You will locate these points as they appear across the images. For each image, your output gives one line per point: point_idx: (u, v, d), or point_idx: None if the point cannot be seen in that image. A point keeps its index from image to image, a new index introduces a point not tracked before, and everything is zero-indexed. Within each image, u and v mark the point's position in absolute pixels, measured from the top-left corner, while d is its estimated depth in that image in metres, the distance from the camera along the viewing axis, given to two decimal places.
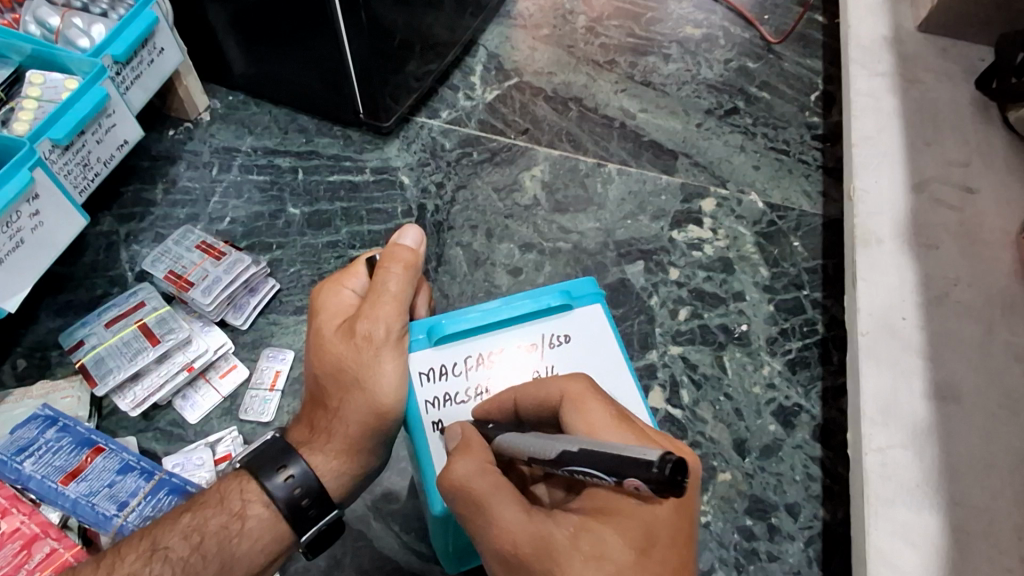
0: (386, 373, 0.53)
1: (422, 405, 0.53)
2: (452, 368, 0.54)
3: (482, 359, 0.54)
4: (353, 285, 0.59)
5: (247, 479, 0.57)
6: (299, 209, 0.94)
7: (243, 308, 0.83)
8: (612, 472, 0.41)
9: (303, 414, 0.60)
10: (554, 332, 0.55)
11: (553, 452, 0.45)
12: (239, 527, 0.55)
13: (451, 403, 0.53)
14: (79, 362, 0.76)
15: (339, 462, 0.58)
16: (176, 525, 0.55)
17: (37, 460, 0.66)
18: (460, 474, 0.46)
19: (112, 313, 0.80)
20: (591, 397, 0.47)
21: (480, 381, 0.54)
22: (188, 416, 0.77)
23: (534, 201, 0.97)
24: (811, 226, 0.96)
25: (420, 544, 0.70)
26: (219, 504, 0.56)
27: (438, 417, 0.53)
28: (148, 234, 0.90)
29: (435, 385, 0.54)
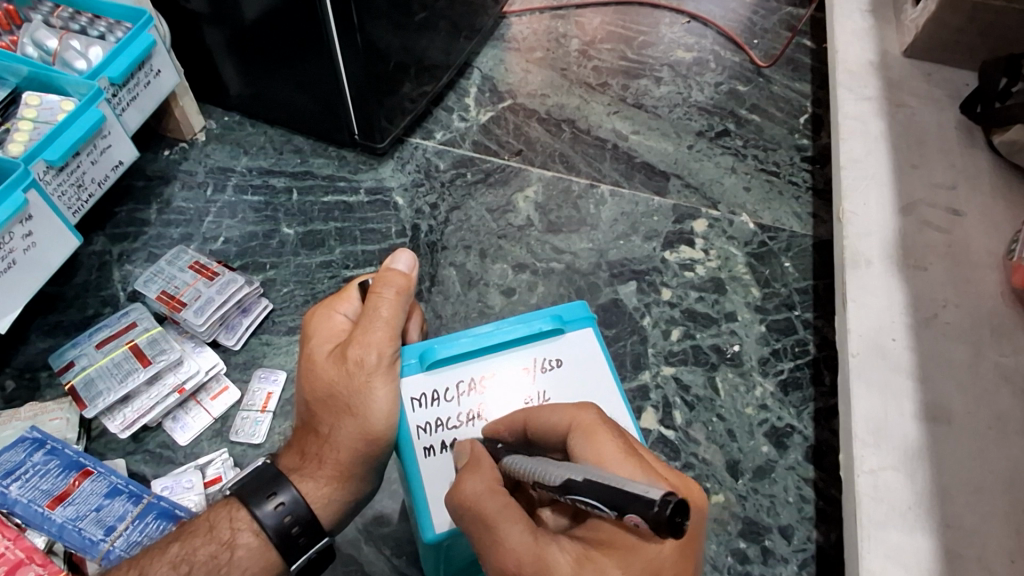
0: (377, 399, 0.53)
1: (414, 430, 0.53)
2: (444, 393, 0.54)
3: (473, 384, 0.54)
4: (345, 310, 0.59)
5: (237, 506, 0.56)
6: (294, 229, 0.94)
7: (234, 329, 0.83)
8: (615, 506, 0.41)
9: (294, 440, 0.60)
10: (546, 356, 0.55)
11: (558, 478, 0.44)
12: (227, 557, 0.54)
13: (443, 428, 0.53)
14: (69, 383, 0.76)
15: (329, 490, 0.57)
16: (164, 554, 0.54)
17: (24, 484, 0.65)
18: (468, 491, 0.46)
19: (103, 334, 0.80)
20: (603, 428, 0.47)
21: (473, 406, 0.54)
22: (177, 438, 0.76)
23: (528, 222, 0.98)
24: (802, 246, 0.97)
25: (411, 568, 0.70)
26: (208, 533, 0.55)
27: (431, 443, 0.53)
28: (141, 253, 0.90)
29: (426, 410, 0.54)
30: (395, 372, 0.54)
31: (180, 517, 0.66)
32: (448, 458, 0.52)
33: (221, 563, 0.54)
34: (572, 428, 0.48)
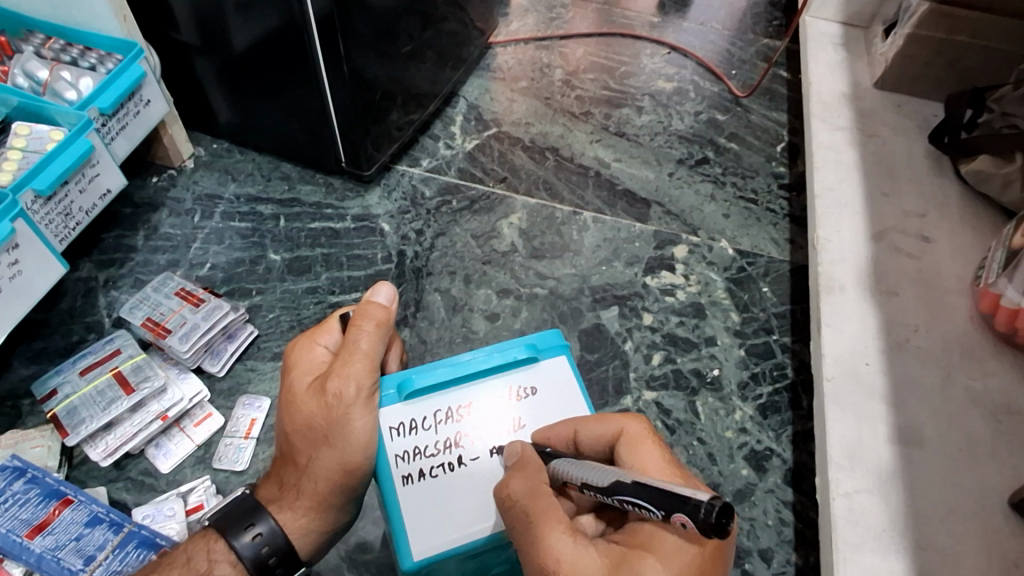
0: (354, 431, 0.53)
1: (392, 459, 0.54)
2: (422, 421, 0.55)
3: (451, 413, 0.56)
4: (326, 341, 0.59)
5: (216, 537, 0.55)
6: (280, 255, 0.95)
7: (220, 355, 0.83)
8: (662, 507, 0.42)
9: (274, 472, 0.60)
10: (521, 385, 0.57)
11: (606, 480, 0.46)
12: None
13: (421, 456, 0.54)
14: (51, 411, 0.75)
15: (306, 520, 0.57)
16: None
17: (3, 513, 0.65)
18: (515, 486, 0.48)
19: (87, 361, 0.79)
20: (647, 439, 0.50)
21: (450, 435, 0.55)
22: (160, 465, 0.76)
23: (512, 247, 1.00)
24: (779, 272, 0.99)
25: None
26: (185, 565, 0.54)
27: (408, 471, 0.53)
28: (127, 280, 0.90)
29: (405, 439, 0.55)
30: (375, 402, 0.55)
31: (160, 547, 0.66)
32: (424, 487, 0.53)
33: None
34: (619, 436, 0.51)
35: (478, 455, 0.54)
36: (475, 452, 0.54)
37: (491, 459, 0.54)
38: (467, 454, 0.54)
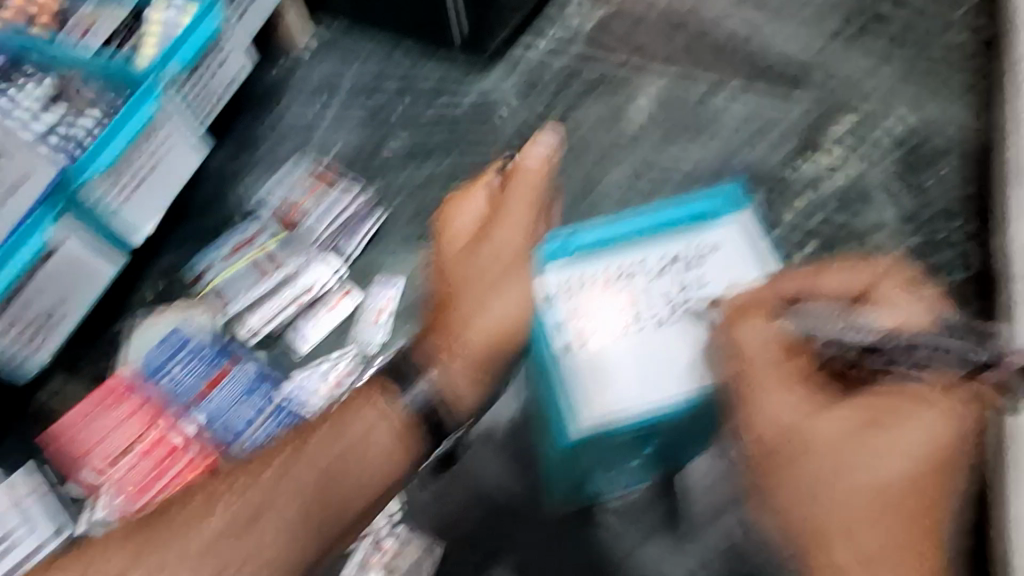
0: (505, 297, 0.62)
1: (562, 312, 0.60)
2: (591, 284, 0.61)
3: (628, 275, 0.61)
4: (480, 202, 0.68)
5: (374, 398, 0.63)
6: (402, 140, 0.92)
7: (355, 233, 0.85)
8: (965, 363, 0.50)
9: (433, 325, 0.66)
10: (683, 245, 0.61)
11: (851, 328, 0.54)
12: (362, 449, 0.61)
13: (593, 317, 0.60)
14: (207, 286, 0.83)
15: (462, 381, 0.63)
16: (299, 454, 0.60)
17: (180, 374, 0.76)
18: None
19: (232, 241, 0.84)
20: (900, 285, 0.56)
21: (618, 291, 0.60)
22: (301, 346, 0.81)
23: (644, 128, 0.91)
24: (966, 151, 0.84)
25: (527, 469, 0.72)
26: (344, 421, 0.62)
27: (578, 324, 0.60)
28: (258, 168, 0.92)
29: (574, 300, 0.60)
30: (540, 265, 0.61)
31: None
32: (601, 336, 0.59)
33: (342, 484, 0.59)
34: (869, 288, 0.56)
35: (656, 314, 0.60)
36: (652, 310, 0.60)
37: (659, 326, 0.59)
38: (641, 313, 0.60)
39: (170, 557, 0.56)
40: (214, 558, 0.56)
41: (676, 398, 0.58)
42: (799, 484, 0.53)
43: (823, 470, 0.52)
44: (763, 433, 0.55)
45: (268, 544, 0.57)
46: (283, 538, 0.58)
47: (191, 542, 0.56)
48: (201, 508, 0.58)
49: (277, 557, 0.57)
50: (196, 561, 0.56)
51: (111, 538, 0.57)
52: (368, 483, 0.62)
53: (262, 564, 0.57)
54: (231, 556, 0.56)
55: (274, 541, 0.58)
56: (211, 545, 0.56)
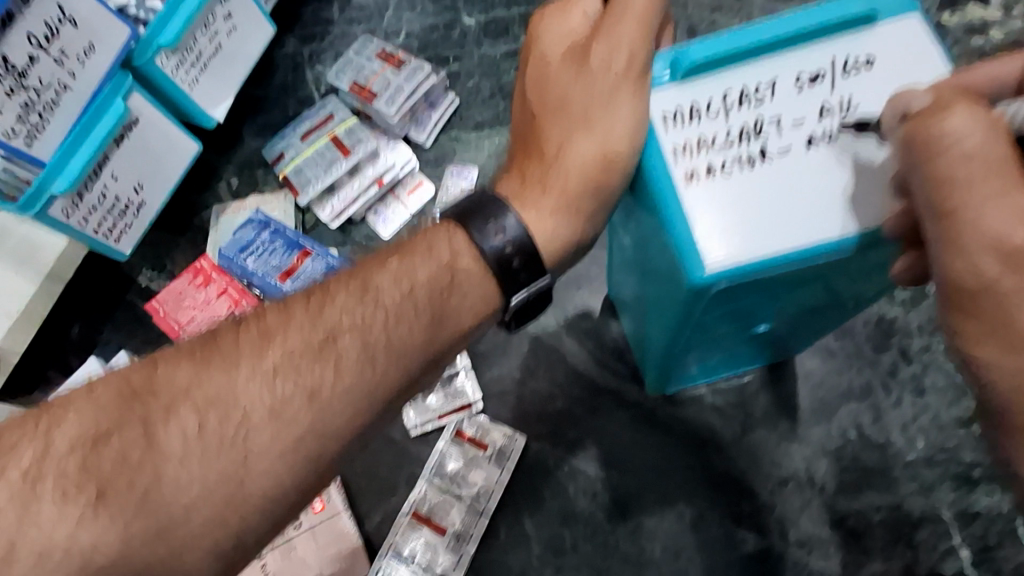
0: (619, 112, 0.39)
1: (669, 154, 0.38)
2: (707, 107, 0.39)
3: (749, 95, 0.39)
4: (584, 4, 0.42)
5: (454, 227, 0.42)
6: (474, 18, 0.85)
7: (424, 124, 0.79)
8: None
9: (510, 162, 0.45)
10: (850, 55, 0.39)
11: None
12: (448, 281, 0.41)
13: (708, 148, 0.38)
14: (283, 174, 0.77)
15: (553, 223, 0.42)
16: (380, 270, 0.41)
17: (258, 259, 0.71)
18: (947, 158, 0.32)
19: (305, 126, 0.78)
20: None
21: (747, 123, 0.38)
22: (381, 231, 0.77)
23: None
24: None
25: (616, 362, 0.66)
26: (427, 252, 0.42)
27: (693, 168, 0.38)
28: (329, 54, 0.87)
29: (687, 129, 0.39)
30: (650, 82, 0.40)
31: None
32: (723, 185, 0.37)
33: (440, 285, 0.41)
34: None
35: (784, 147, 0.38)
36: (782, 143, 0.38)
37: (808, 152, 0.38)
38: (772, 145, 0.38)
39: (153, 461, 0.34)
40: (198, 460, 0.35)
41: (850, 232, 0.36)
42: (1009, 307, 0.32)
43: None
44: (982, 262, 0.32)
45: (376, 357, 0.39)
46: (357, 391, 0.38)
47: (244, 405, 0.36)
48: (313, 294, 0.41)
49: (388, 348, 0.39)
50: (179, 461, 0.35)
51: (151, 360, 0.37)
52: (452, 335, 0.42)
53: (261, 459, 0.36)
54: (329, 377, 0.38)
55: (344, 398, 0.38)
56: (185, 446, 0.35)
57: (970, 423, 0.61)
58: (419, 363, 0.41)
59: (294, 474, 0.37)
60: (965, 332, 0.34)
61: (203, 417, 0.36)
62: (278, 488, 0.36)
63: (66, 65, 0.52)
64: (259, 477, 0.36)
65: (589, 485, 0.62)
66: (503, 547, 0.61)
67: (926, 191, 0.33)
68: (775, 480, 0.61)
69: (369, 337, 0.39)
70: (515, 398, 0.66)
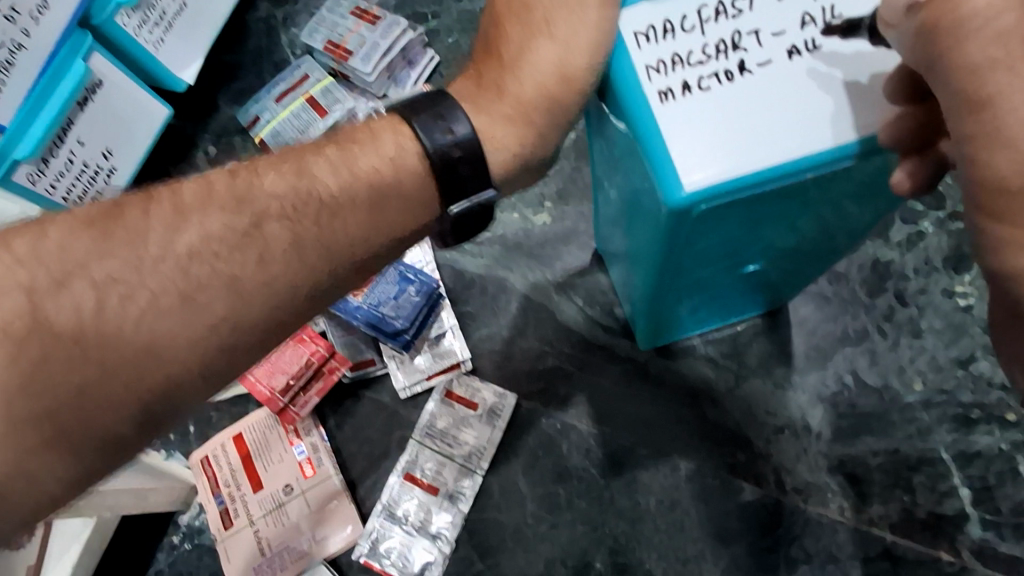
0: (585, 21, 0.33)
1: (640, 71, 0.32)
2: (680, 21, 0.32)
3: (726, 4, 0.32)
4: None
5: (401, 121, 0.36)
6: None
7: (403, 82, 0.76)
8: None
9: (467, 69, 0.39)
10: None
11: None
12: (391, 176, 0.35)
13: (685, 65, 0.32)
14: (258, 138, 0.75)
15: (503, 135, 0.36)
16: (319, 154, 0.35)
17: None
18: (981, 37, 0.25)
19: (280, 88, 0.76)
20: None
21: (728, 34, 0.32)
22: None
23: None
24: None
25: (606, 318, 0.64)
26: (371, 141, 0.35)
27: (668, 86, 0.31)
28: (304, 15, 0.84)
29: (659, 46, 0.32)
30: None
31: (414, 282, 0.63)
32: (701, 102, 0.31)
33: (387, 178, 0.35)
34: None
35: (770, 60, 0.32)
36: (765, 55, 0.32)
37: (793, 63, 0.32)
38: (753, 58, 0.32)
39: (38, 338, 0.29)
40: (91, 348, 0.29)
41: (845, 137, 0.31)
42: None
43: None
44: (1022, 155, 0.25)
45: (307, 249, 0.33)
46: (280, 286, 0.33)
47: (150, 288, 0.31)
48: (242, 167, 0.34)
49: (322, 240, 0.33)
50: (61, 342, 0.29)
51: (40, 220, 0.31)
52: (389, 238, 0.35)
53: (168, 347, 0.30)
54: (251, 264, 0.32)
55: (264, 292, 0.32)
56: (76, 326, 0.29)
57: (967, 367, 0.60)
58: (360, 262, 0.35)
59: (205, 365, 0.32)
60: (997, 237, 0.27)
61: (99, 295, 0.30)
62: (182, 378, 0.31)
63: (17, 23, 0.49)
64: (162, 366, 0.30)
65: (582, 441, 0.62)
66: (496, 506, 0.61)
67: (948, 82, 0.26)
68: (770, 429, 0.60)
69: (299, 228, 0.33)
70: (503, 357, 0.65)
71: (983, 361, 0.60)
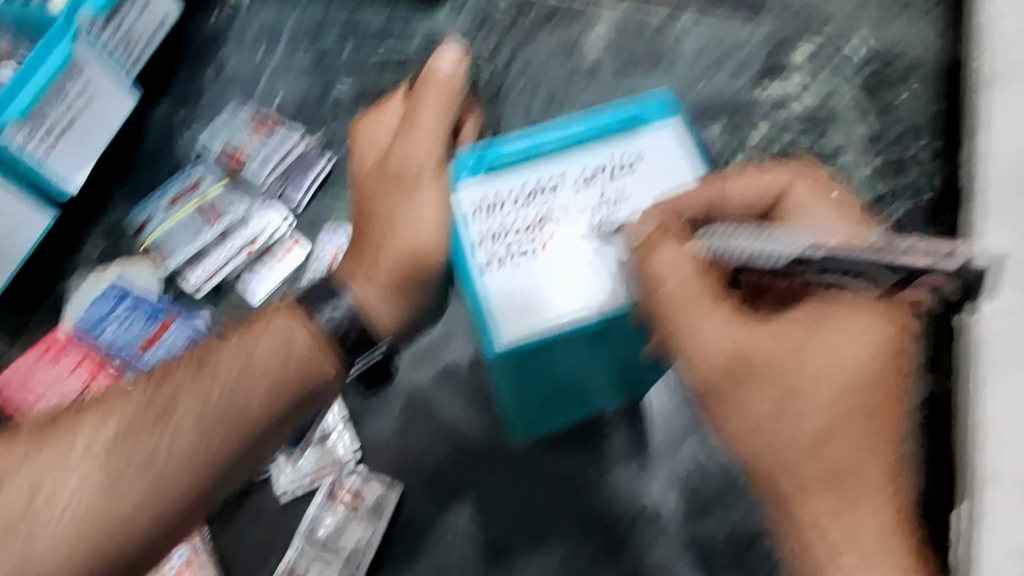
0: None
1: (470, 242, 0.46)
2: (504, 202, 0.47)
3: (537, 192, 0.47)
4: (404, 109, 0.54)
5: (296, 305, 0.52)
6: (347, 83, 0.86)
7: (299, 184, 0.80)
8: (905, 271, 0.39)
9: (357, 242, 0.57)
10: (622, 154, 0.47)
11: (795, 251, 0.41)
12: (284, 353, 0.50)
13: (505, 239, 0.46)
14: (147, 241, 0.77)
15: (386, 298, 0.54)
16: (222, 345, 0.51)
17: (117, 330, 0.73)
18: (671, 286, 0.44)
19: (173, 190, 0.79)
20: (811, 196, 0.47)
21: (538, 214, 0.47)
22: (253, 295, 0.77)
23: (598, 63, 0.86)
24: (925, 72, 0.81)
25: (485, 415, 0.68)
26: (266, 329, 0.51)
27: (491, 255, 0.46)
28: (200, 119, 0.86)
29: (487, 221, 0.47)
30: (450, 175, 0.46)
31: None
32: (514, 269, 0.46)
33: (279, 356, 0.50)
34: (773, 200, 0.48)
35: (564, 236, 0.47)
36: (563, 232, 0.47)
37: (580, 241, 0.46)
38: (556, 233, 0.47)
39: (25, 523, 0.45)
40: (35, 525, 0.45)
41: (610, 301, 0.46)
42: (731, 397, 0.45)
43: (783, 387, 0.44)
44: (710, 363, 0.44)
45: (213, 425, 0.49)
46: (189, 454, 0.48)
47: (80, 472, 0.46)
48: (157, 369, 0.50)
49: (223, 415, 0.49)
50: (26, 521, 0.45)
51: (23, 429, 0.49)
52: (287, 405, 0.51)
53: (92, 524, 0.46)
54: (163, 443, 0.48)
55: (175, 462, 0.48)
56: (26, 508, 0.45)
57: None
58: (254, 427, 0.50)
59: (136, 532, 0.46)
60: (712, 403, 0.46)
61: (33, 491, 0.46)
62: (105, 542, 0.46)
63: None
64: (89, 536, 0.45)
65: (458, 537, 0.66)
66: None
67: (665, 313, 0.45)
68: (629, 515, 0.66)
69: (205, 408, 0.49)
70: (388, 456, 0.68)
71: None
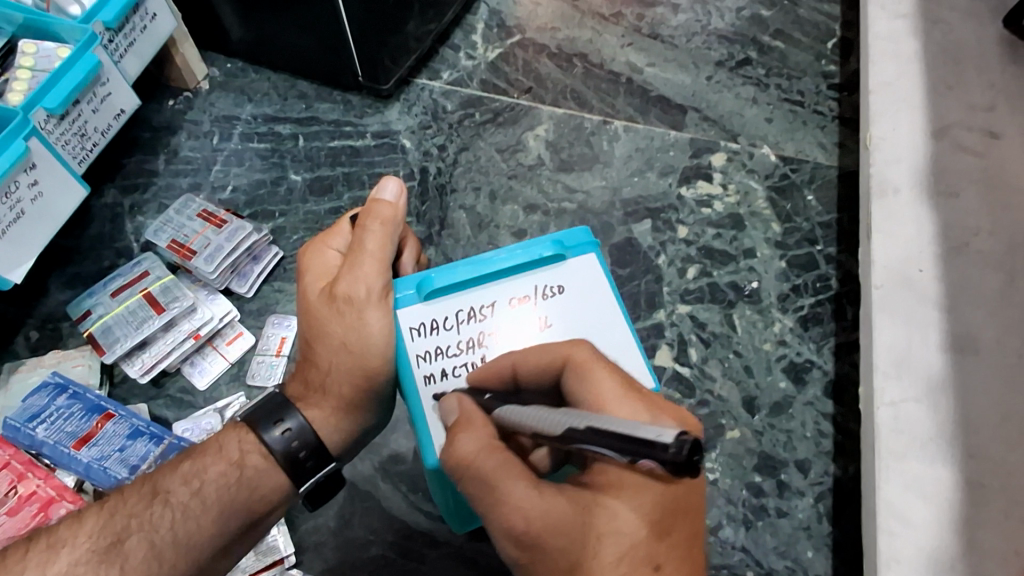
0: (371, 328, 0.54)
1: (413, 359, 0.54)
2: (443, 323, 0.54)
3: (472, 316, 0.54)
4: (336, 243, 0.61)
5: (247, 429, 0.58)
6: (301, 175, 0.91)
7: (246, 276, 0.82)
8: (626, 454, 0.41)
9: (297, 370, 0.61)
10: (547, 283, 0.55)
11: (559, 429, 0.44)
12: (237, 475, 0.56)
13: (443, 357, 0.54)
14: (87, 332, 0.77)
15: (337, 415, 0.59)
16: (174, 473, 0.55)
17: (49, 426, 0.69)
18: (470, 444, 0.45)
19: (117, 283, 0.80)
20: (598, 365, 0.47)
21: (473, 335, 0.54)
22: (197, 382, 0.78)
23: (538, 161, 0.94)
24: (826, 177, 0.91)
25: (427, 504, 0.70)
26: (218, 453, 0.56)
27: (431, 371, 0.54)
28: (151, 205, 0.88)
29: (426, 340, 0.54)
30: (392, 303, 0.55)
31: None
32: (449, 385, 0.53)
33: (230, 479, 0.56)
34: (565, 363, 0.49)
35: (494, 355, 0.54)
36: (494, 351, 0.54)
37: None
38: (489, 353, 0.54)
39: None
40: None
41: None
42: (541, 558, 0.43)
43: (572, 563, 0.43)
44: (512, 524, 0.43)
45: (163, 550, 0.53)
46: None
47: None
48: (109, 498, 0.54)
49: (173, 541, 0.53)
50: None
51: None
52: (240, 523, 0.56)
53: None
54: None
55: None
56: None
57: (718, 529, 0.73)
58: (201, 554, 0.54)
59: None
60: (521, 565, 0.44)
61: None
62: None
63: None
64: None
65: None
66: None
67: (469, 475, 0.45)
68: None
69: (154, 537, 0.53)
70: (327, 547, 0.68)
71: (728, 527, 0.74)
